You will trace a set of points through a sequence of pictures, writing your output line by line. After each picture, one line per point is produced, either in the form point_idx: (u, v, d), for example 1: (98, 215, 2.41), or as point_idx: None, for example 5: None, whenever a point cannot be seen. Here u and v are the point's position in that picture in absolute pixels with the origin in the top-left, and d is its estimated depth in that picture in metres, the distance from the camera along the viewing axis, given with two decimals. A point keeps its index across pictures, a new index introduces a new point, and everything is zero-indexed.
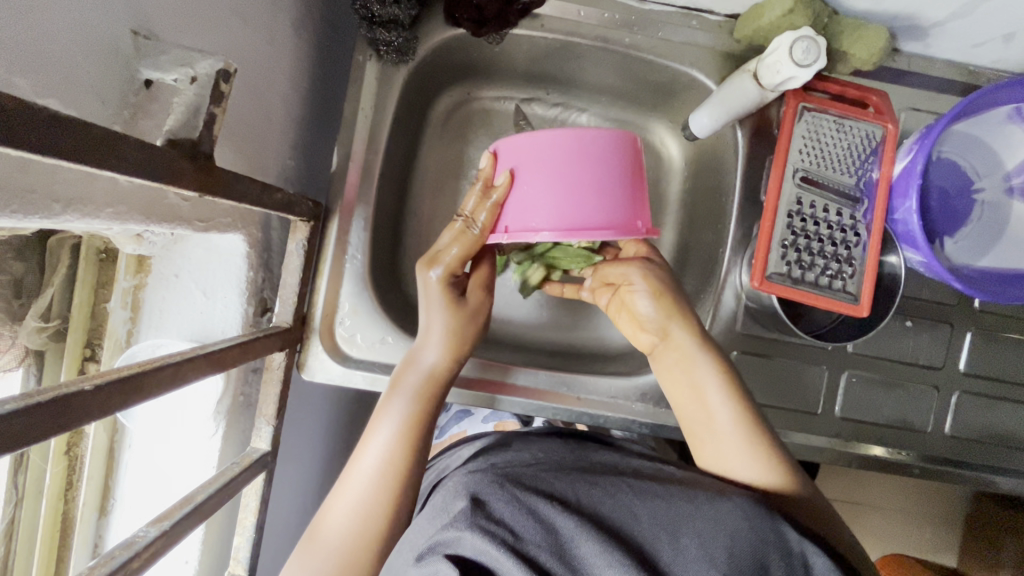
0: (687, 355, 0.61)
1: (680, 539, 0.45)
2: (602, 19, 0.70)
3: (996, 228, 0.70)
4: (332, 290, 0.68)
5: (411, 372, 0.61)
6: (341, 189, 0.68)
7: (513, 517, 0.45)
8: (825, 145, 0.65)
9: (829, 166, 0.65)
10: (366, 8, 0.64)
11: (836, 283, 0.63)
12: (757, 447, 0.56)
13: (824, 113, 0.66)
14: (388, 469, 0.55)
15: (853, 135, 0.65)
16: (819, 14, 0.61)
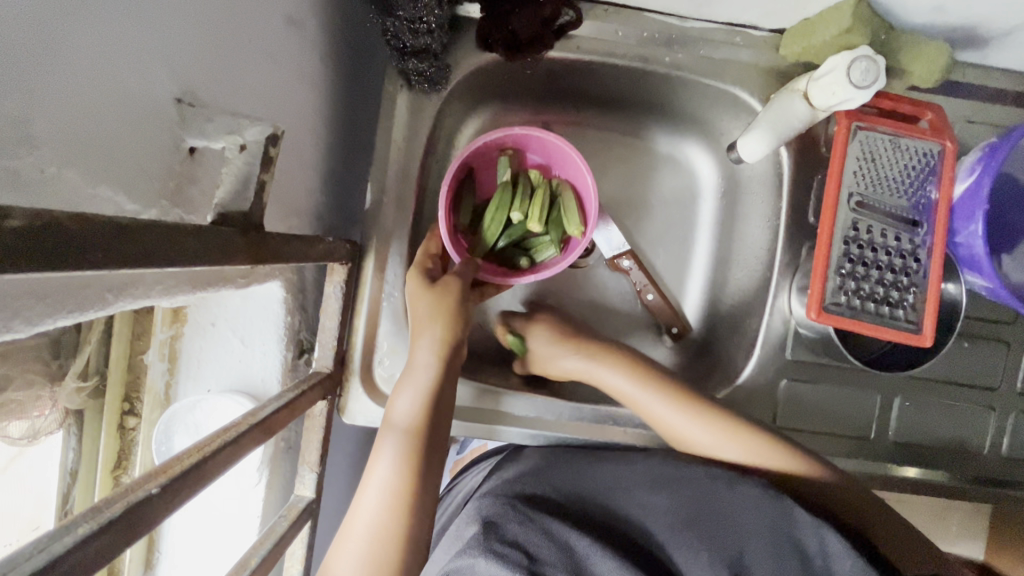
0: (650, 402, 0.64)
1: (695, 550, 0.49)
2: (640, 38, 0.67)
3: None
4: (370, 330, 0.66)
5: (403, 393, 0.59)
6: (375, 226, 0.66)
7: (525, 537, 0.49)
8: (880, 167, 0.62)
9: (885, 188, 0.62)
10: (397, 39, 0.61)
11: (897, 312, 0.61)
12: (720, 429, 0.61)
13: (878, 132, 0.63)
14: (396, 494, 0.54)
15: (909, 154, 0.63)
16: (877, 30, 0.57)
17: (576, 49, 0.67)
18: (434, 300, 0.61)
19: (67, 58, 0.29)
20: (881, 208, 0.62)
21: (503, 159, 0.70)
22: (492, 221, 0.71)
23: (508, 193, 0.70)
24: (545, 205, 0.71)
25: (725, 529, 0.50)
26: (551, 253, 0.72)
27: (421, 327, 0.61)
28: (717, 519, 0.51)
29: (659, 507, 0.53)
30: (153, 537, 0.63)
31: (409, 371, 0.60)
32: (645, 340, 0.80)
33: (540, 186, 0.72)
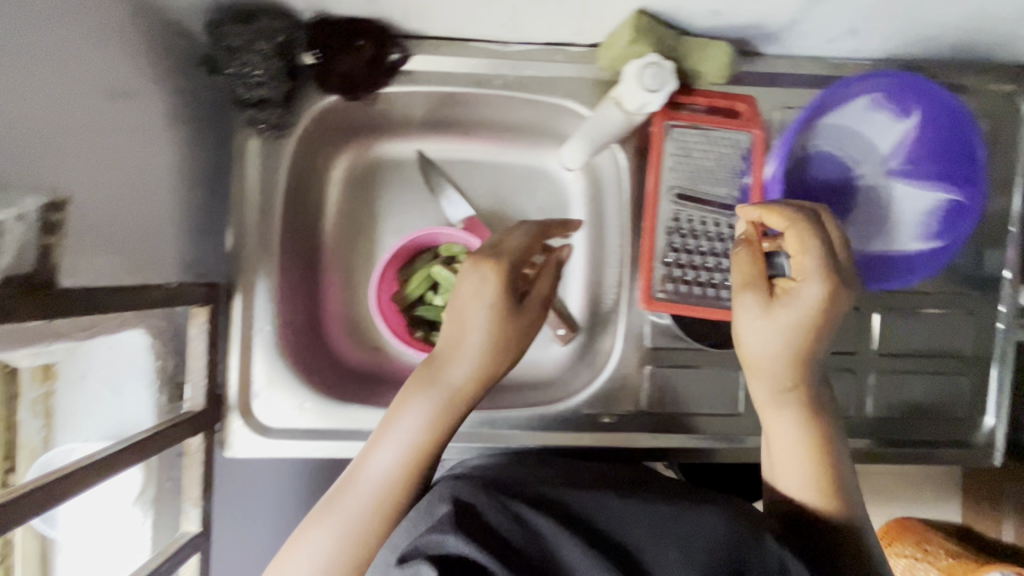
0: (766, 402, 0.58)
1: (665, 541, 0.45)
2: (469, 66, 0.72)
3: (886, 211, 0.71)
4: (244, 365, 0.70)
5: (412, 415, 0.58)
6: (239, 267, 0.70)
7: (497, 517, 0.46)
8: (696, 160, 0.67)
9: (703, 180, 0.67)
10: (234, 93, 0.66)
11: (721, 293, 0.65)
12: (807, 459, 0.57)
13: (692, 127, 0.67)
14: (381, 502, 0.56)
15: (723, 145, 0.67)
16: (662, 38, 0.62)
17: (412, 83, 0.72)
18: (488, 310, 0.58)
19: None
20: (699, 198, 0.67)
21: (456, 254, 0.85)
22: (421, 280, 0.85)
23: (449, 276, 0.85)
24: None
25: (697, 522, 0.46)
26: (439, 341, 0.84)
27: (461, 349, 0.59)
28: (688, 514, 0.47)
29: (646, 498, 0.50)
30: None
31: (429, 392, 0.58)
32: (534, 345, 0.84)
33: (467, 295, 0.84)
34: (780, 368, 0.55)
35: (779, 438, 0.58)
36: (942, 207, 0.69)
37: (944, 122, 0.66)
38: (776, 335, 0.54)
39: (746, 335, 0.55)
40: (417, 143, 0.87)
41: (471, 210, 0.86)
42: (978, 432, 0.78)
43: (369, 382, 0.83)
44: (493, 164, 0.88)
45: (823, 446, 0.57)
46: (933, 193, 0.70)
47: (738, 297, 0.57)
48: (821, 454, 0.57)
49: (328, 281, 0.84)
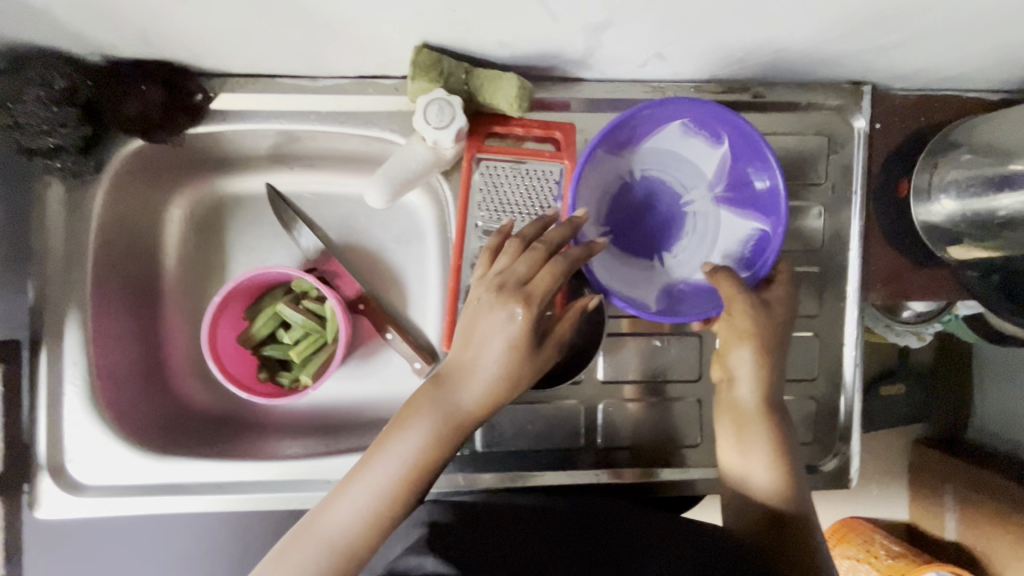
0: (750, 415, 0.63)
1: (623, 556, 0.52)
2: (281, 102, 0.70)
3: (710, 240, 0.70)
4: (54, 422, 0.68)
5: (405, 436, 0.57)
6: (45, 321, 0.68)
7: (468, 542, 0.55)
8: (504, 193, 0.66)
9: (511, 214, 0.66)
10: (19, 142, 0.63)
11: None
12: (768, 455, 0.61)
13: (501, 159, 0.66)
14: (345, 541, 0.55)
15: (532, 178, 0.66)
16: (446, 73, 0.60)
17: (223, 121, 0.70)
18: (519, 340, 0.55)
19: None
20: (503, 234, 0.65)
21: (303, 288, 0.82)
22: (266, 318, 0.82)
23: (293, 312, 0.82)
24: (313, 347, 0.83)
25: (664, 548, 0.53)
26: (284, 380, 0.83)
27: (480, 374, 0.57)
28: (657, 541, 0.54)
29: (617, 522, 0.58)
30: None
31: (434, 411, 0.58)
32: (392, 380, 0.85)
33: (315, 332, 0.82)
34: (761, 378, 0.63)
35: (749, 453, 0.62)
36: (757, 237, 0.67)
37: (752, 149, 0.64)
38: (756, 360, 0.62)
39: (733, 357, 0.63)
40: (264, 177, 0.85)
41: (319, 242, 0.83)
42: (832, 457, 0.76)
43: (217, 427, 0.81)
44: (344, 195, 0.86)
45: (784, 455, 0.62)
46: (749, 222, 0.67)
47: (730, 346, 0.63)
48: (784, 461, 0.62)
49: (171, 323, 0.81)
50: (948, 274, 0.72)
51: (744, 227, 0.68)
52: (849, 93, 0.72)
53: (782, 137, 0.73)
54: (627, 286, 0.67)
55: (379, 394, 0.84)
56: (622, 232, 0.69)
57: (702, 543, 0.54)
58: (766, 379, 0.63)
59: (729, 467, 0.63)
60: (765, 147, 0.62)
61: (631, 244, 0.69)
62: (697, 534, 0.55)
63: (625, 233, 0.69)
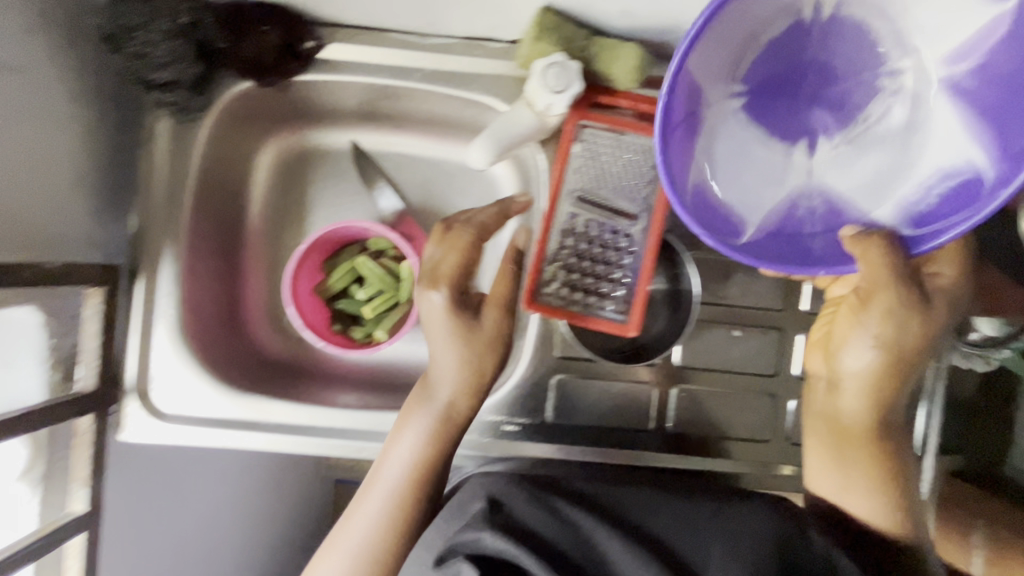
0: (855, 429, 0.62)
1: (699, 541, 0.53)
2: (389, 56, 0.70)
3: (899, 144, 0.57)
4: (144, 349, 0.70)
5: (403, 441, 0.64)
6: (143, 252, 0.70)
7: (535, 519, 0.54)
8: (604, 164, 0.64)
9: (607, 185, 0.64)
10: (138, 73, 0.65)
11: (605, 304, 0.64)
12: (869, 487, 0.61)
13: (607, 130, 0.64)
14: (381, 528, 0.63)
15: (634, 153, 0.64)
16: (571, 38, 0.61)
17: (329, 70, 0.71)
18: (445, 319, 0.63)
19: None
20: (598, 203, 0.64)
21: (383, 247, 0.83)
22: (345, 272, 0.83)
23: (372, 269, 0.83)
24: (386, 306, 0.84)
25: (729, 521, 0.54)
26: (356, 335, 0.83)
27: (440, 378, 0.64)
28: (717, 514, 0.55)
29: (694, 496, 0.57)
30: None
31: (422, 411, 0.64)
32: None
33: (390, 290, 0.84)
34: (876, 388, 0.60)
35: (840, 476, 0.63)
36: (963, 177, 0.54)
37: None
38: (873, 367, 0.59)
39: (849, 360, 0.60)
40: (351, 133, 0.85)
41: (399, 203, 0.85)
42: None
43: (282, 373, 0.82)
44: (427, 159, 0.86)
45: (886, 476, 0.61)
46: (969, 149, 0.54)
47: (844, 344, 0.61)
48: (888, 485, 0.61)
49: (250, 268, 0.83)
50: None
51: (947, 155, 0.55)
52: None
53: None
54: (732, 188, 0.58)
55: None
56: (762, 98, 0.59)
57: (780, 517, 0.54)
58: (882, 390, 0.60)
59: (813, 477, 0.65)
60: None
61: (772, 117, 0.59)
62: (768, 508, 0.55)
63: (767, 107, 0.59)
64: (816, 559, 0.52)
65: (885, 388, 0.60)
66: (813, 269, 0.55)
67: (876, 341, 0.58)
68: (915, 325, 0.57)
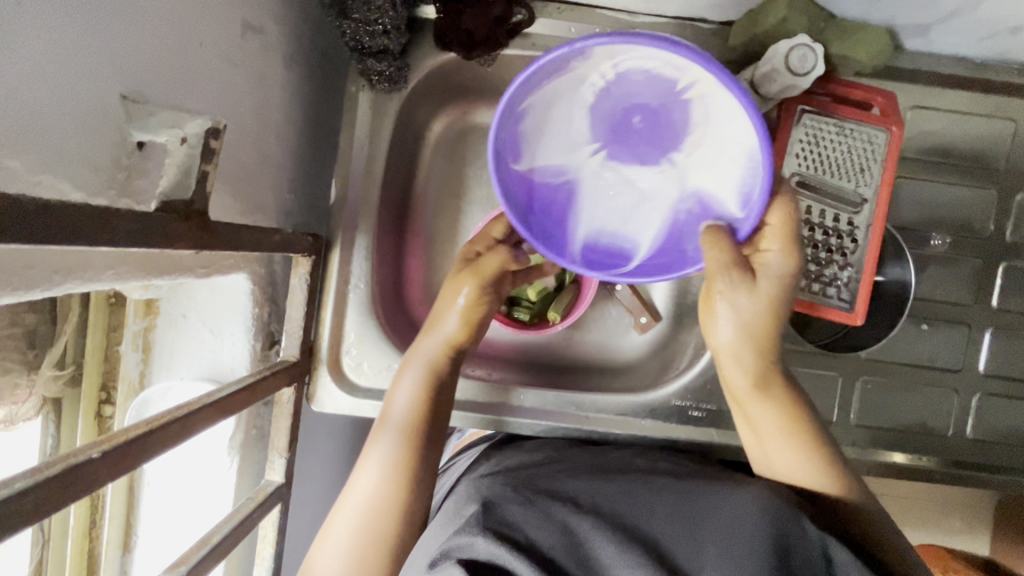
0: (741, 395, 0.59)
1: (699, 544, 0.47)
2: (594, 34, 0.69)
3: (710, 155, 0.54)
4: (338, 321, 0.69)
5: (402, 390, 0.62)
6: (339, 222, 0.69)
7: (529, 523, 0.48)
8: (824, 150, 0.63)
9: (828, 171, 0.63)
10: (356, 40, 0.64)
11: (828, 290, 0.64)
12: (802, 456, 0.57)
13: (827, 116, 0.64)
14: (386, 486, 0.58)
15: (855, 139, 0.63)
16: (814, 19, 0.62)
17: (531, 46, 0.70)
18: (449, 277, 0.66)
19: (19, 68, 0.34)
20: (820, 188, 0.63)
21: None
22: None
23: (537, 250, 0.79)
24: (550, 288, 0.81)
25: (732, 513, 0.49)
26: (524, 317, 0.79)
27: (438, 321, 0.65)
28: (720, 505, 0.51)
29: (662, 497, 0.53)
30: (129, 520, 0.66)
31: (414, 355, 0.64)
32: (619, 330, 0.83)
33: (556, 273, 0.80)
34: (746, 356, 0.57)
35: (773, 437, 0.58)
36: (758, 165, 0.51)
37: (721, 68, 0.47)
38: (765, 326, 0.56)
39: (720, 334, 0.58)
40: None
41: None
42: None
43: None
44: None
45: (804, 432, 0.58)
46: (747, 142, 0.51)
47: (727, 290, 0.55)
48: (813, 449, 0.57)
49: (413, 246, 0.82)
50: None
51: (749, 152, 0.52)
52: None
53: None
54: (622, 215, 0.59)
55: (603, 344, 0.83)
56: (619, 139, 0.57)
57: (775, 507, 0.49)
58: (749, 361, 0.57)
59: (755, 438, 0.60)
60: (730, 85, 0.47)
61: (629, 156, 0.57)
62: (759, 502, 0.50)
63: (630, 143, 0.56)
64: (815, 556, 0.47)
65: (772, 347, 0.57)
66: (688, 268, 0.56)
67: (737, 318, 0.56)
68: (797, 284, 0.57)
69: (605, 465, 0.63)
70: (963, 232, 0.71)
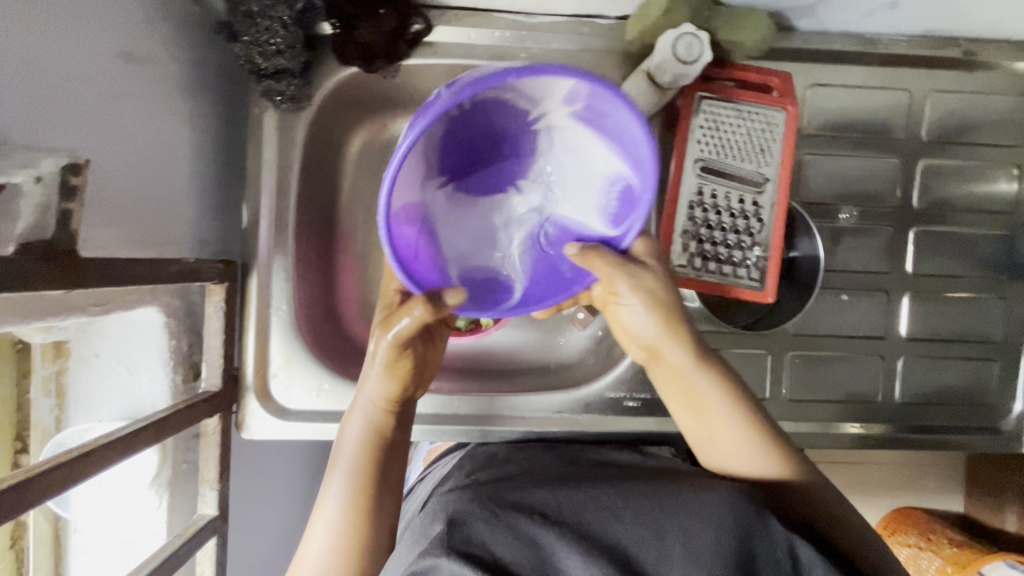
0: (702, 394, 0.60)
1: (665, 544, 0.45)
2: (494, 38, 0.69)
3: (574, 171, 0.55)
4: (262, 346, 0.68)
5: (350, 431, 0.59)
6: (254, 246, 0.68)
7: (495, 540, 0.46)
8: (724, 134, 0.65)
9: (729, 154, 0.65)
10: (251, 62, 0.63)
11: (740, 271, 0.65)
12: (757, 449, 0.58)
13: (725, 100, 0.65)
14: (347, 530, 0.55)
15: (753, 121, 0.64)
16: (698, 9, 0.63)
17: (434, 54, 0.70)
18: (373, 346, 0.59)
19: None
20: (724, 170, 0.65)
21: None
22: None
23: None
24: None
25: (701, 513, 0.47)
26: None
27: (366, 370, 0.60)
28: (689, 504, 0.48)
29: (630, 496, 0.50)
30: (59, 568, 0.65)
31: (357, 399, 0.60)
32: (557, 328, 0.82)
33: None
34: (667, 344, 0.60)
35: (727, 437, 0.59)
36: (623, 187, 0.54)
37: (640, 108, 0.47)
38: (661, 324, 0.60)
39: (637, 328, 0.60)
40: None
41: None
42: (1010, 417, 0.76)
43: None
44: None
45: (762, 426, 0.59)
46: (613, 162, 0.53)
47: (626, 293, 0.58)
48: (768, 438, 0.58)
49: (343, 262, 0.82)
50: None
51: (608, 172, 0.54)
52: None
53: (987, 99, 0.72)
54: (482, 243, 0.57)
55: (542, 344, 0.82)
56: (447, 166, 0.55)
57: (745, 513, 0.47)
58: (675, 353, 0.60)
59: (713, 436, 0.60)
60: (639, 125, 0.48)
61: (474, 187, 0.57)
62: (727, 500, 0.48)
63: (468, 177, 0.57)
64: (780, 557, 0.46)
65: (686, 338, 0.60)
66: (569, 291, 0.57)
67: (642, 308, 0.59)
68: (672, 299, 0.60)
69: (576, 472, 0.62)
70: (871, 203, 0.73)
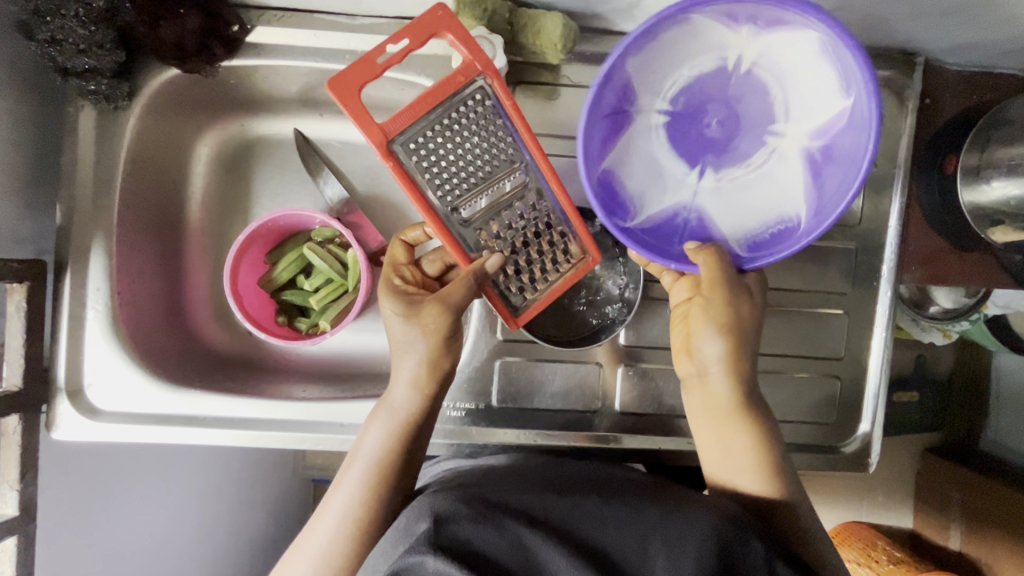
0: (722, 413, 0.61)
1: (648, 557, 0.44)
2: (314, 37, 0.69)
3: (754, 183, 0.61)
4: (75, 342, 0.69)
5: (344, 486, 0.59)
6: (69, 246, 0.69)
7: (482, 539, 0.45)
8: (457, 143, 0.57)
9: (472, 158, 0.57)
10: (54, 59, 0.62)
11: (562, 261, 0.63)
12: (759, 464, 0.59)
13: (416, 124, 0.54)
14: (343, 536, 0.57)
15: (468, 118, 0.56)
16: (496, 9, 0.61)
17: (257, 55, 0.70)
18: (406, 322, 0.60)
19: None
20: (490, 199, 0.59)
21: (321, 231, 0.81)
22: (287, 265, 0.82)
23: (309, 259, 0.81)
24: (334, 295, 0.83)
25: (684, 529, 0.46)
26: (301, 326, 0.84)
27: (399, 378, 0.61)
28: (674, 516, 0.47)
29: (615, 506, 0.49)
30: None
31: (383, 411, 0.62)
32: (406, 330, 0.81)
33: (333, 279, 0.83)
34: (730, 368, 0.60)
35: (739, 460, 0.59)
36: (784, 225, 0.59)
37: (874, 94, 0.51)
38: (725, 345, 0.60)
39: (704, 347, 0.61)
40: (293, 121, 0.82)
41: (344, 192, 0.80)
42: (853, 439, 0.74)
43: (239, 368, 0.81)
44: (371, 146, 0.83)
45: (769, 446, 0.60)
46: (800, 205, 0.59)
47: (710, 303, 0.60)
48: (767, 457, 0.59)
49: (194, 264, 0.82)
50: (991, 260, 0.70)
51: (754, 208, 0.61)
52: (900, 64, 0.69)
53: None
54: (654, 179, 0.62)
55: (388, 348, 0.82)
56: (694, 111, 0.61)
57: (724, 529, 0.46)
58: (737, 372, 0.60)
59: (716, 458, 0.61)
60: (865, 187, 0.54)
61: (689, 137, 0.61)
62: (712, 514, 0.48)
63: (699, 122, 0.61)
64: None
65: (740, 366, 0.60)
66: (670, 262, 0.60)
67: (724, 329, 0.60)
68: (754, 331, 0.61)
69: (558, 471, 0.60)
70: None
